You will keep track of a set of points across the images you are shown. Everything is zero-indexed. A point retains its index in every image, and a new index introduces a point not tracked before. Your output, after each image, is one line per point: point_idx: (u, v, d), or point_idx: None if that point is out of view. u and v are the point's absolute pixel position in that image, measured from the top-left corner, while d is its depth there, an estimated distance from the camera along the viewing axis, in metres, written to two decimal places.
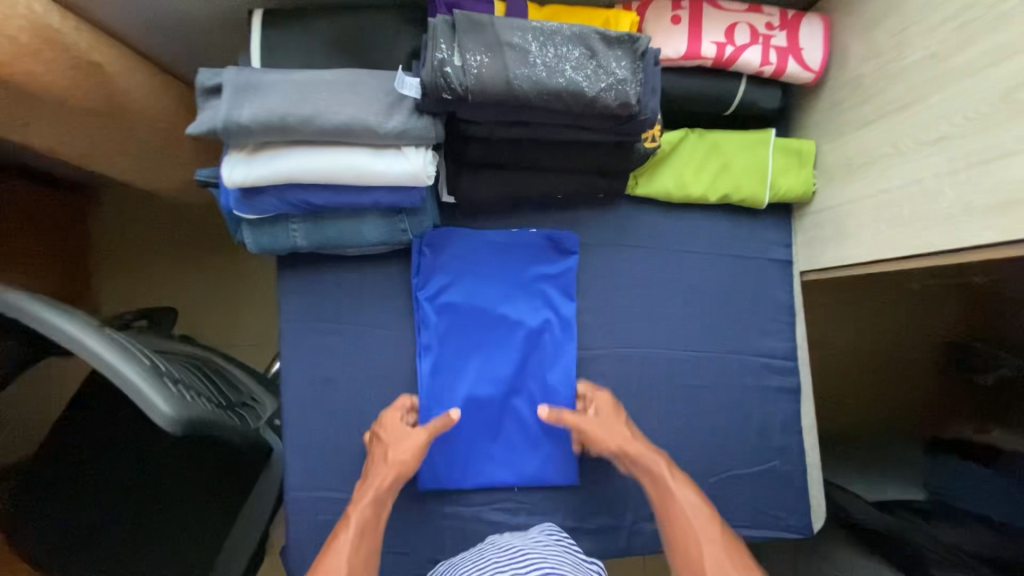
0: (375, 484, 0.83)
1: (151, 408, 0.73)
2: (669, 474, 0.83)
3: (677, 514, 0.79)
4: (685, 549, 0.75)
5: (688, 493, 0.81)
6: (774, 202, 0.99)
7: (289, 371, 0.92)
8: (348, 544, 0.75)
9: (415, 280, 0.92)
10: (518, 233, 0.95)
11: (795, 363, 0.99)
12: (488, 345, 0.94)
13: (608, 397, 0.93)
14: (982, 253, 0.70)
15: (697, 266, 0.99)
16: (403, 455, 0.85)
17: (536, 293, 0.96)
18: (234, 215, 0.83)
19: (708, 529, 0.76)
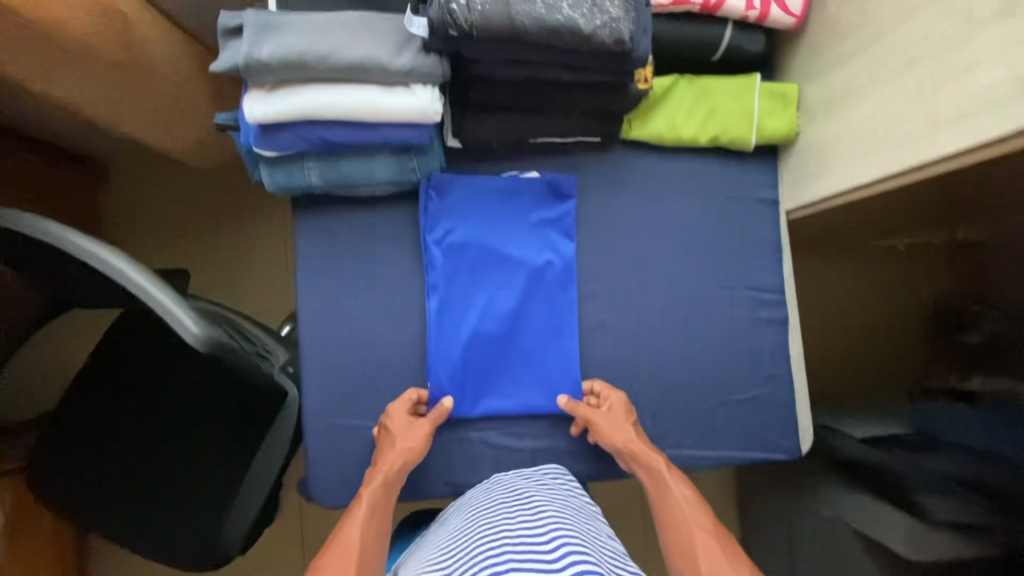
0: (385, 474, 0.88)
1: (182, 327, 0.80)
2: (665, 467, 0.89)
3: (670, 501, 0.84)
4: (677, 535, 0.80)
5: (682, 485, 0.86)
6: (760, 145, 1.05)
7: (306, 307, 0.98)
8: (360, 520, 0.80)
9: (422, 223, 0.97)
10: (519, 179, 1.00)
11: (782, 295, 1.05)
12: (493, 285, 0.99)
13: (619, 396, 0.98)
14: (946, 165, 0.77)
15: (689, 205, 1.05)
16: (412, 448, 0.91)
17: (538, 235, 1.01)
18: (254, 153, 0.89)
19: (700, 521, 0.80)
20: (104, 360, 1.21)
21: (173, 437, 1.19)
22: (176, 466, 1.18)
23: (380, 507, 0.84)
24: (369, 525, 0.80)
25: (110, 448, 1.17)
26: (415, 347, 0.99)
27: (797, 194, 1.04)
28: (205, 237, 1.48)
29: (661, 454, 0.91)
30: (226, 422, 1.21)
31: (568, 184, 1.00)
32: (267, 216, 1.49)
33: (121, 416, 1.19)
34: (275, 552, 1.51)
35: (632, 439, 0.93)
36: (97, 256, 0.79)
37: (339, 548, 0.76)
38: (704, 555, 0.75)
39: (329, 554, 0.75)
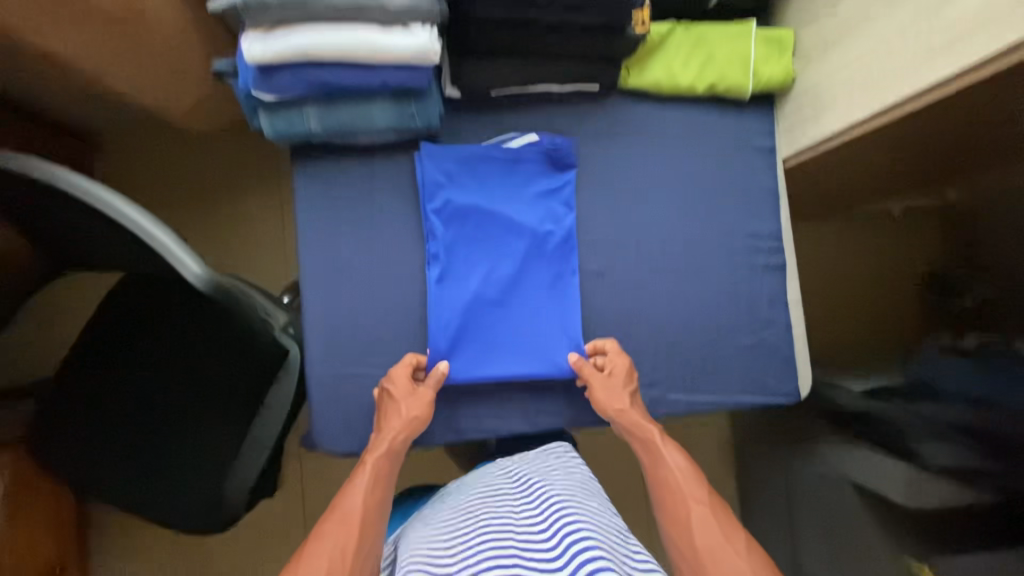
0: (387, 444, 0.88)
1: (185, 270, 0.82)
2: (663, 439, 0.89)
3: (666, 472, 0.84)
4: (673, 506, 0.80)
5: (676, 454, 0.86)
6: (756, 93, 1.06)
7: (308, 255, 0.98)
8: (361, 487, 0.81)
9: (422, 193, 0.98)
10: (519, 146, 1.00)
11: (780, 242, 1.06)
12: (493, 254, 1.00)
13: (625, 362, 0.98)
14: (937, 92, 0.81)
15: (687, 154, 1.05)
16: (414, 416, 0.91)
17: (538, 206, 1.01)
18: (253, 98, 0.89)
19: (696, 491, 0.80)
20: (104, 321, 1.20)
21: (172, 400, 1.18)
22: (175, 428, 1.17)
23: (382, 474, 0.84)
24: (371, 492, 0.80)
25: (109, 411, 1.17)
26: (417, 298, 1.00)
27: (794, 140, 1.05)
28: (203, 207, 1.48)
29: (657, 425, 0.91)
30: (225, 393, 1.19)
31: (567, 152, 1.00)
32: (264, 184, 1.48)
33: (119, 379, 1.18)
34: (276, 519, 1.51)
35: (629, 407, 0.92)
36: (96, 195, 0.79)
37: (339, 514, 0.76)
38: (700, 527, 0.75)
39: (329, 521, 0.75)
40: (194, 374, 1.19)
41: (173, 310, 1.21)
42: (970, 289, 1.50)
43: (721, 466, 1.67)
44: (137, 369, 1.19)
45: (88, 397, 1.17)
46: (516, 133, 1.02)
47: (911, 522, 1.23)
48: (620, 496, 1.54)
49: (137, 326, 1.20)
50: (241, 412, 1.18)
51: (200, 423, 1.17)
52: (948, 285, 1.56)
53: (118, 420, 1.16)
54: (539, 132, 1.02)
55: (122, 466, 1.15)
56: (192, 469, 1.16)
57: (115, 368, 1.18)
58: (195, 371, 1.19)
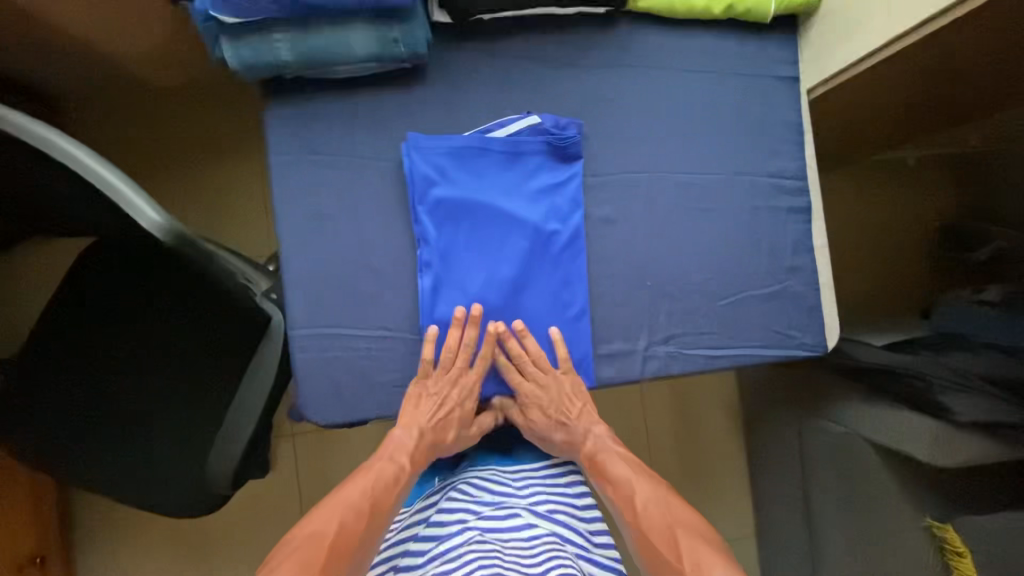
0: (419, 448, 0.87)
1: (141, 217, 0.72)
2: (609, 457, 0.89)
3: (616, 492, 0.86)
4: (644, 542, 0.82)
5: (622, 467, 0.88)
6: (778, 16, 0.96)
7: (284, 206, 0.88)
8: (361, 485, 0.82)
9: (411, 190, 0.88)
10: (517, 131, 0.90)
11: (804, 183, 0.97)
12: (493, 257, 0.89)
13: (534, 349, 0.89)
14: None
15: (702, 86, 0.95)
16: (449, 440, 0.89)
17: (539, 200, 0.91)
18: (214, 22, 0.78)
19: (659, 524, 0.82)
20: (68, 289, 1.09)
21: (145, 376, 1.08)
22: (148, 405, 1.08)
23: (405, 475, 0.85)
24: (392, 489, 0.84)
25: (74, 388, 1.06)
26: (407, 268, 0.90)
27: (820, 68, 0.95)
28: (173, 171, 1.36)
29: (610, 449, 0.90)
30: (204, 374, 1.09)
31: (572, 141, 0.91)
32: (240, 144, 1.37)
33: (88, 354, 1.08)
34: (265, 500, 1.43)
35: (569, 432, 0.90)
36: (33, 131, 0.68)
37: (345, 506, 0.79)
38: (655, 537, 0.81)
39: (344, 509, 0.79)
40: (170, 353, 1.09)
41: (143, 277, 1.10)
42: (988, 242, 1.40)
43: (729, 432, 1.61)
44: (106, 342, 1.09)
45: (53, 379, 1.06)
46: (521, 111, 0.92)
47: (935, 480, 1.17)
48: None
49: (104, 300, 1.10)
50: (222, 392, 1.08)
51: (176, 408, 1.07)
52: (961, 237, 1.47)
53: (86, 405, 1.06)
54: (540, 114, 0.91)
55: (91, 454, 1.05)
56: (171, 454, 1.06)
57: (84, 346, 1.08)
58: (172, 351, 1.09)
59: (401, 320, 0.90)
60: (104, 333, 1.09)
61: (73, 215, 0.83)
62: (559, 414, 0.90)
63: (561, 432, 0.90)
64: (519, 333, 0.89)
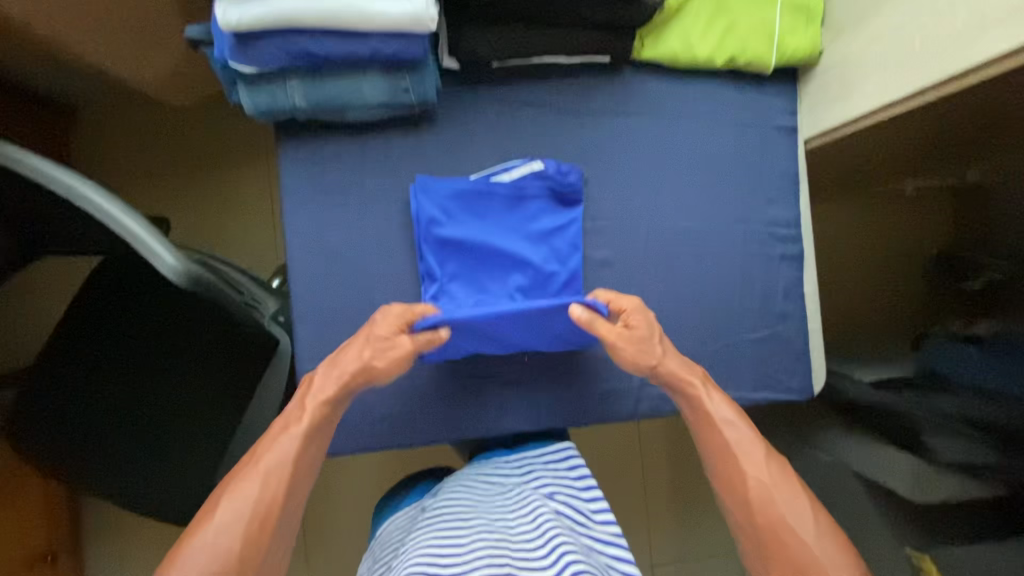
0: (334, 389, 0.81)
1: (157, 260, 0.72)
2: (718, 394, 0.85)
3: (730, 437, 0.81)
4: (767, 510, 0.76)
5: (729, 411, 0.83)
6: (779, 68, 0.98)
7: (294, 243, 0.91)
8: (286, 443, 0.77)
9: (417, 229, 0.91)
10: (520, 176, 0.93)
11: (798, 231, 1.00)
12: (493, 295, 0.93)
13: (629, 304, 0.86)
14: (979, 75, 0.71)
15: (701, 135, 0.98)
16: (375, 363, 0.82)
17: (541, 241, 0.94)
18: (230, 70, 0.80)
19: (784, 490, 0.77)
20: (84, 300, 1.13)
21: (155, 389, 1.12)
22: (159, 416, 1.12)
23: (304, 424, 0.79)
24: (297, 445, 0.78)
25: (92, 400, 1.10)
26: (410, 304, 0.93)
27: (816, 120, 0.96)
28: (185, 185, 1.39)
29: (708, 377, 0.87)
30: (215, 387, 1.13)
31: (572, 186, 0.94)
32: (251, 161, 1.40)
33: (103, 369, 1.11)
34: None
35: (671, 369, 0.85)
36: (55, 176, 0.70)
37: (259, 472, 0.75)
38: (777, 504, 0.75)
39: (258, 479, 0.74)
40: (180, 366, 1.13)
41: (155, 292, 1.14)
42: (984, 272, 1.41)
43: None
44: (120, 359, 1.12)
45: (67, 389, 1.10)
46: (524, 156, 0.95)
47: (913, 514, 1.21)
48: (620, 480, 1.48)
49: (117, 316, 1.13)
50: (233, 405, 1.13)
51: (187, 420, 1.12)
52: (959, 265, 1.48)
53: (98, 414, 1.10)
54: (542, 158, 0.94)
55: (104, 463, 1.09)
56: (180, 466, 1.10)
57: (95, 360, 1.11)
58: (180, 364, 1.13)
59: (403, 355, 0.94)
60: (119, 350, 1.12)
61: (96, 246, 0.87)
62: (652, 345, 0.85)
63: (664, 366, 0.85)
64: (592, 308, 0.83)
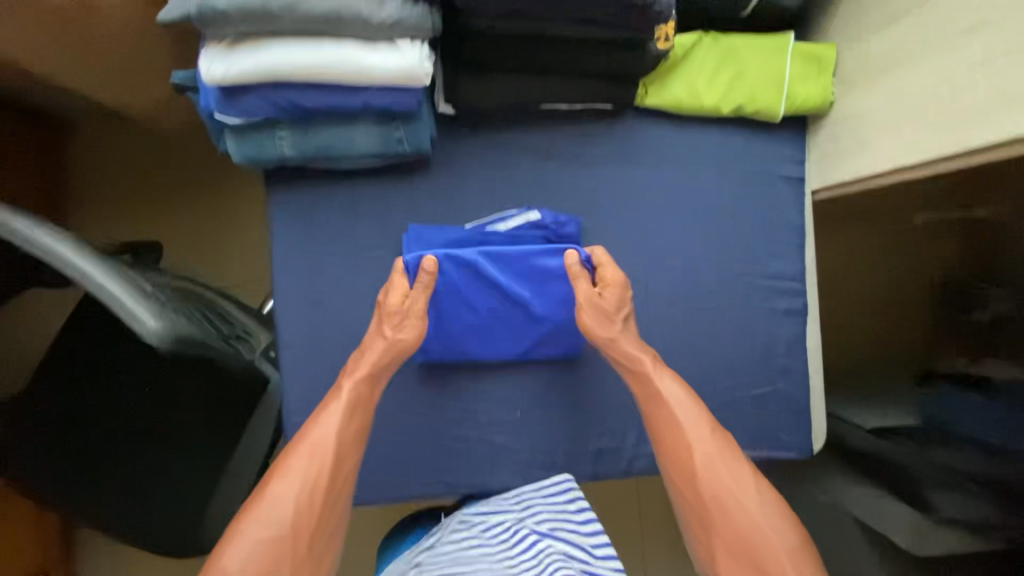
0: (377, 359, 0.83)
1: (138, 325, 0.69)
2: (658, 366, 0.83)
3: (673, 414, 0.79)
4: (714, 488, 0.74)
5: (677, 388, 0.81)
6: (788, 116, 0.94)
7: (283, 292, 0.89)
8: (337, 417, 0.78)
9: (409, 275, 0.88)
10: (517, 226, 0.90)
11: (802, 285, 0.97)
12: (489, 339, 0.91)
13: (613, 275, 0.86)
14: (996, 154, 0.68)
15: (705, 184, 0.95)
16: (388, 333, 0.83)
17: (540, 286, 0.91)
18: (216, 120, 0.78)
19: (733, 467, 0.75)
20: (81, 313, 1.10)
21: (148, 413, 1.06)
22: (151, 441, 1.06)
23: (358, 395, 0.80)
24: (354, 416, 0.79)
25: (76, 423, 1.04)
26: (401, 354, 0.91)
27: (825, 172, 0.93)
28: (179, 208, 1.36)
29: (652, 352, 0.84)
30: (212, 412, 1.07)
31: (570, 236, 0.91)
32: (246, 184, 1.37)
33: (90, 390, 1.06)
34: None
35: (624, 347, 0.84)
36: (32, 240, 0.68)
37: (314, 448, 0.75)
38: (722, 478, 0.74)
39: (302, 461, 0.74)
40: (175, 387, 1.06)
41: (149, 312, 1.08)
42: (989, 306, 1.40)
43: None
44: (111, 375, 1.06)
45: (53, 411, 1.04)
46: (520, 205, 0.92)
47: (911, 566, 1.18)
48: (616, 516, 1.45)
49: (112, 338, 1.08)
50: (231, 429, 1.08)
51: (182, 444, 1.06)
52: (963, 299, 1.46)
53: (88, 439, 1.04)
54: (539, 208, 0.91)
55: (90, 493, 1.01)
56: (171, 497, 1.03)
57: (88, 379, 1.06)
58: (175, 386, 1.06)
59: (392, 408, 0.91)
60: (108, 368, 1.06)
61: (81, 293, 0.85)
62: (608, 330, 0.85)
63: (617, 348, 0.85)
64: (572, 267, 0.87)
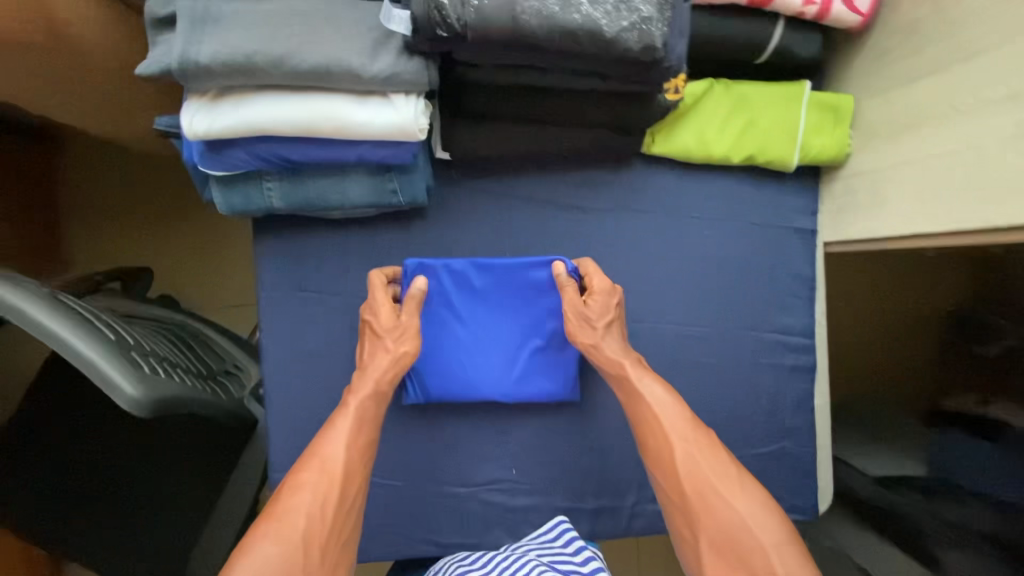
0: (381, 373, 0.75)
1: (115, 391, 0.65)
2: (636, 365, 0.76)
3: (653, 418, 0.71)
4: (696, 486, 0.65)
5: (656, 389, 0.73)
6: (800, 165, 0.91)
7: (270, 342, 0.86)
8: (344, 432, 0.70)
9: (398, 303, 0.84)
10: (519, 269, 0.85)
11: (812, 340, 0.93)
12: (483, 373, 0.86)
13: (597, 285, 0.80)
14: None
15: (713, 235, 0.91)
16: (392, 347, 0.77)
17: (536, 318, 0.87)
18: (201, 170, 0.74)
19: (716, 464, 0.67)
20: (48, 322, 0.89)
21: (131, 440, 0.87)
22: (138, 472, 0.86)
23: (366, 412, 0.73)
24: (361, 430, 0.71)
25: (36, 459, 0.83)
26: (393, 408, 0.88)
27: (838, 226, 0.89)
28: (168, 231, 1.30)
29: (634, 355, 0.78)
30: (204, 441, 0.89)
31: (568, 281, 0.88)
32: None
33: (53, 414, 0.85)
34: None
35: (601, 349, 0.78)
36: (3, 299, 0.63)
37: (320, 467, 0.66)
38: (703, 473, 0.66)
39: (311, 480, 0.65)
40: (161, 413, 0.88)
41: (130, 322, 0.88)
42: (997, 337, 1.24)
43: None
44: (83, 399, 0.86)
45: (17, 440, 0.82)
46: (518, 254, 0.88)
47: None
48: None
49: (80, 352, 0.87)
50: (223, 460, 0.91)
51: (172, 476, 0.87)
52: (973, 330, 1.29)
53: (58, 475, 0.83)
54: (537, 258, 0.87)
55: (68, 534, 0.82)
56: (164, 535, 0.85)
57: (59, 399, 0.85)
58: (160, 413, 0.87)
59: (382, 465, 0.88)
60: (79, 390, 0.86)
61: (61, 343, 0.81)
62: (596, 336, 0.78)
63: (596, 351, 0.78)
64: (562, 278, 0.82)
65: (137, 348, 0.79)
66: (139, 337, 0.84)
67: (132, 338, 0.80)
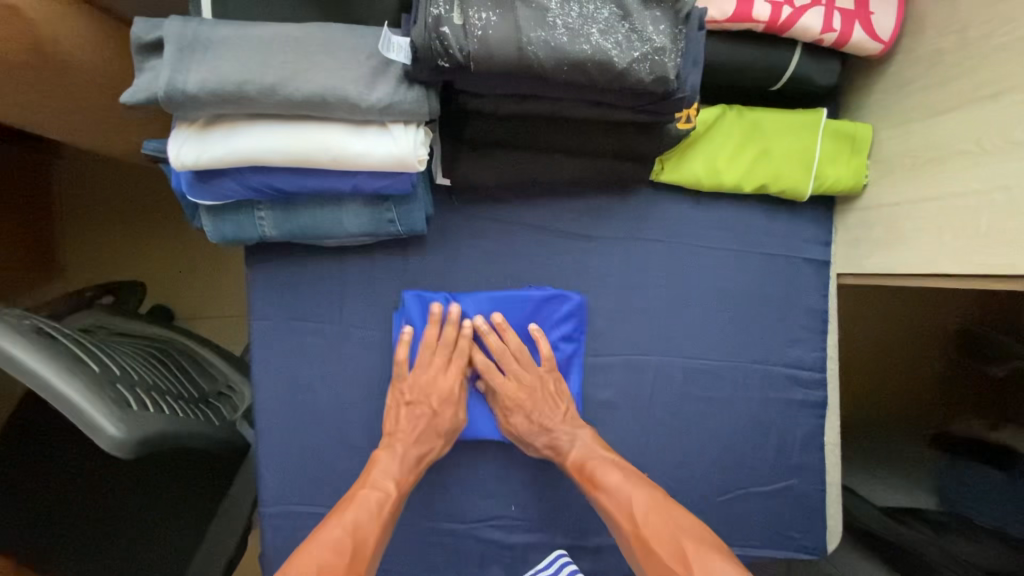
0: (404, 469, 0.78)
1: (97, 432, 0.59)
2: (597, 461, 0.79)
3: (610, 505, 0.75)
4: (661, 561, 0.68)
5: (615, 475, 0.77)
6: (814, 194, 0.87)
7: (261, 373, 0.83)
8: (370, 511, 0.73)
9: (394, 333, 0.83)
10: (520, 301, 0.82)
11: (823, 375, 0.90)
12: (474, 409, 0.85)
13: (513, 344, 0.82)
14: None
15: (722, 265, 0.88)
16: (438, 441, 0.81)
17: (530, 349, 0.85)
18: (189, 199, 0.71)
19: (679, 539, 0.69)
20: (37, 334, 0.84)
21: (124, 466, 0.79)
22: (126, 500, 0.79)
23: (393, 500, 0.75)
24: (378, 519, 0.73)
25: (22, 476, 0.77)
26: None
27: (853, 258, 0.86)
28: (160, 245, 1.24)
29: (598, 445, 0.81)
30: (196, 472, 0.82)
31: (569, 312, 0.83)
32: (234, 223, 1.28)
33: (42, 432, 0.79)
34: None
35: (551, 436, 0.81)
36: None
37: (336, 541, 0.68)
38: (663, 550, 0.69)
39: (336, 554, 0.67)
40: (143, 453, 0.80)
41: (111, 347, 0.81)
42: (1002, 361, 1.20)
43: None
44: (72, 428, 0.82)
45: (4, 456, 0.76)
46: (521, 285, 0.85)
47: None
48: None
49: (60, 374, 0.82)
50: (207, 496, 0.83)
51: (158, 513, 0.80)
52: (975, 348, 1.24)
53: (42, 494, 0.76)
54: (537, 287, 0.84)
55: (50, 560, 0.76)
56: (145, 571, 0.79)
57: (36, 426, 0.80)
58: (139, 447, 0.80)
59: None
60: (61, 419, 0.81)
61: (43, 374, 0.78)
62: (543, 419, 0.81)
63: (541, 436, 0.81)
64: (501, 326, 0.82)
65: (127, 377, 0.73)
66: (128, 363, 0.79)
67: (120, 366, 0.74)
